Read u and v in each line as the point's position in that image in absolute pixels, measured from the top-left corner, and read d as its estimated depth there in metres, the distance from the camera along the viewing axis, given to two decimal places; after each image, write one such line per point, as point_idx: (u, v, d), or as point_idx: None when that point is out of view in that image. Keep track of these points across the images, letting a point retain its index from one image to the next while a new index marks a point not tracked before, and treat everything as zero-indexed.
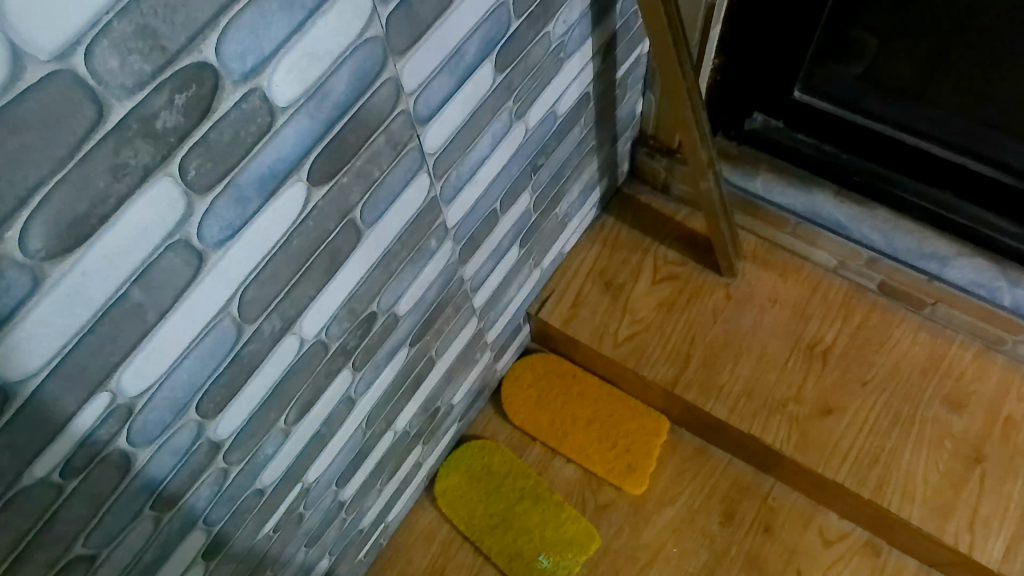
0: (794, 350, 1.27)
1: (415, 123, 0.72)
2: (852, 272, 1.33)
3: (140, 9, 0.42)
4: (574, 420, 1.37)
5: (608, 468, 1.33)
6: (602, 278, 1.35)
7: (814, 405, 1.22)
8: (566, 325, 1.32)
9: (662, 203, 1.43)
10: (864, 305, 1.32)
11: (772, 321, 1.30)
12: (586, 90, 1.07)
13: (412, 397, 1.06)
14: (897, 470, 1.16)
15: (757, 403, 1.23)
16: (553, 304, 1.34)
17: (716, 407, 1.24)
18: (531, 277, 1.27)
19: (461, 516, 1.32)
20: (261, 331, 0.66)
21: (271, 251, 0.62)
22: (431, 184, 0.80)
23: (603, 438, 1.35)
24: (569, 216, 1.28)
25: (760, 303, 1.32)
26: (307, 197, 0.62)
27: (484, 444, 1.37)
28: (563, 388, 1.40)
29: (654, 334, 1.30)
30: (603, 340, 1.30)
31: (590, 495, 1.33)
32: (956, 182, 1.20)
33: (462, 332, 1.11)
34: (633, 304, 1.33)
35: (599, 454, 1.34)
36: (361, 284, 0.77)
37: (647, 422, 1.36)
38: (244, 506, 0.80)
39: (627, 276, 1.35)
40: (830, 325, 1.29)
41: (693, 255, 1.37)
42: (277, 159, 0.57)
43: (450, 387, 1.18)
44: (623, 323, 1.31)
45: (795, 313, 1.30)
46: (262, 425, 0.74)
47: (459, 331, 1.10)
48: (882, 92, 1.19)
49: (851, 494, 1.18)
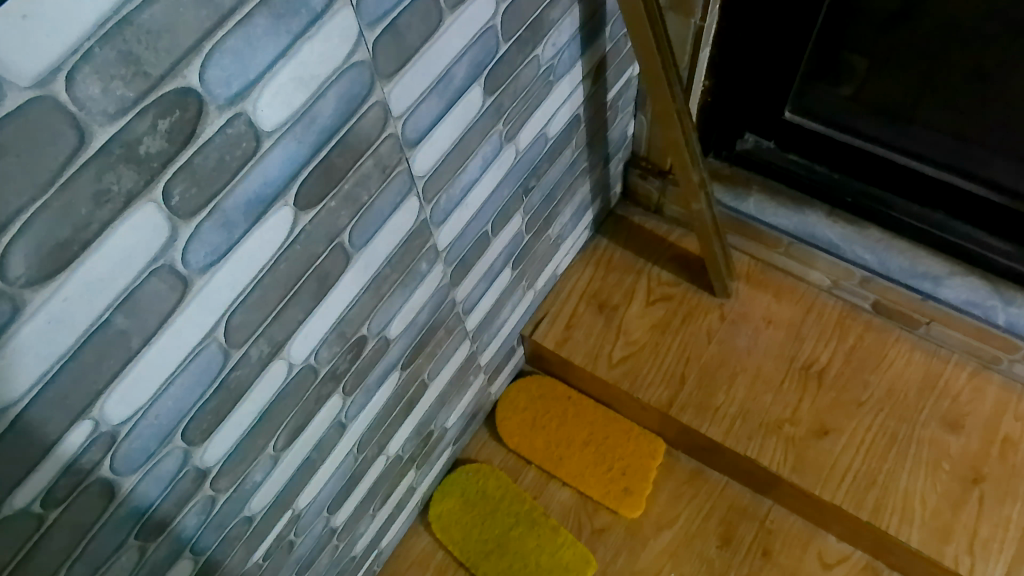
0: (789, 371, 1.26)
1: (404, 148, 0.72)
2: (846, 293, 1.32)
3: (123, 35, 0.42)
4: (569, 443, 1.36)
5: (604, 492, 1.31)
6: (595, 300, 1.34)
7: (810, 426, 1.21)
8: (560, 346, 1.31)
9: (656, 224, 1.42)
10: (858, 325, 1.31)
11: (767, 342, 1.29)
12: (577, 113, 1.08)
13: (405, 421, 1.05)
14: (894, 492, 1.16)
15: (751, 425, 1.22)
16: (547, 325, 1.33)
17: (713, 428, 1.22)
18: (525, 300, 1.26)
19: (455, 541, 1.30)
20: (248, 356, 0.65)
21: (258, 275, 0.61)
22: (421, 207, 0.80)
23: (599, 462, 1.34)
24: (563, 237, 1.28)
25: (753, 324, 1.31)
26: (294, 222, 0.62)
27: (481, 467, 1.36)
28: (559, 411, 1.39)
29: (648, 355, 1.29)
30: (597, 361, 1.29)
31: (586, 518, 1.32)
32: (948, 202, 1.20)
33: (455, 355, 1.11)
34: (627, 325, 1.32)
35: (595, 478, 1.33)
36: (352, 307, 0.77)
37: (641, 445, 1.35)
38: (233, 533, 0.78)
39: (621, 297, 1.34)
40: (826, 346, 1.28)
41: (686, 276, 1.36)
42: (264, 183, 0.57)
43: (444, 409, 1.18)
44: (617, 345, 1.30)
45: (789, 334, 1.30)
46: (251, 450, 0.73)
47: (452, 353, 1.09)
48: (872, 113, 1.20)
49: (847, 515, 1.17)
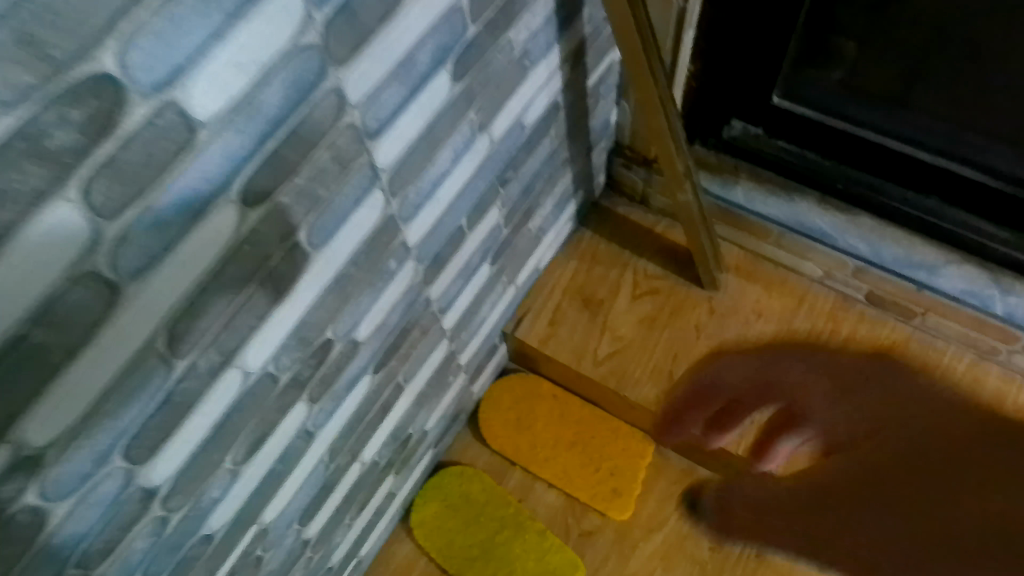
0: None
1: (364, 138, 0.67)
2: (839, 283, 1.29)
3: (17, 11, 0.37)
4: (556, 444, 1.31)
5: (592, 494, 1.27)
6: (580, 295, 1.29)
7: None
8: (544, 344, 1.26)
9: (641, 216, 1.37)
10: (852, 316, 1.28)
11: (758, 337, 1.24)
12: (555, 100, 1.03)
13: (380, 426, 1.00)
14: (894, 500, 1.17)
15: None
16: (530, 322, 1.27)
17: None
18: (505, 296, 1.21)
19: (438, 547, 1.26)
20: (196, 367, 0.60)
21: (202, 280, 0.56)
22: (387, 201, 0.75)
23: (586, 463, 1.29)
24: (544, 230, 1.23)
25: (744, 317, 1.26)
26: (240, 220, 0.57)
27: (464, 470, 1.32)
28: (544, 410, 1.34)
29: (635, 352, 1.24)
30: (583, 359, 1.24)
31: (573, 522, 1.27)
32: (943, 188, 1.15)
33: (432, 356, 1.06)
34: (613, 322, 1.26)
35: (583, 479, 1.28)
36: (314, 310, 0.72)
37: (630, 444, 1.30)
38: (190, 554, 0.73)
39: (606, 291, 1.29)
40: (819, 339, 1.24)
41: (674, 268, 1.30)
42: (202, 179, 0.52)
43: (423, 412, 1.13)
44: (602, 342, 1.25)
45: (781, 327, 1.25)
46: (206, 466, 0.68)
47: (429, 354, 1.04)
48: (864, 98, 1.15)
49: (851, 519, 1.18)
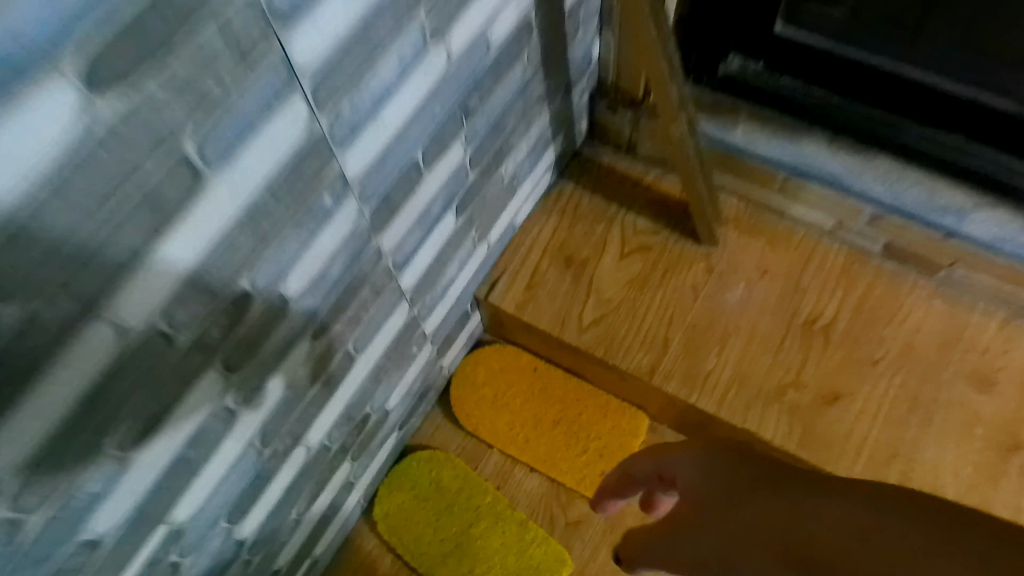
0: (789, 329, 1.06)
1: (272, 21, 0.50)
2: (852, 235, 1.12)
3: None
4: (537, 423, 1.17)
5: (578, 479, 1.13)
6: (561, 254, 1.14)
7: (817, 391, 1.02)
8: (521, 310, 1.10)
9: (628, 166, 1.21)
10: (867, 273, 1.10)
11: (762, 298, 1.08)
12: (526, 17, 0.87)
13: (327, 405, 0.85)
14: None
15: (749, 392, 1.03)
16: (505, 285, 1.12)
17: (701, 399, 1.03)
18: (476, 255, 1.06)
19: (406, 543, 1.11)
20: (38, 321, 0.44)
21: (28, 195, 0.40)
22: (313, 117, 0.59)
23: (572, 444, 1.15)
24: (519, 179, 1.08)
25: (745, 275, 1.10)
26: (86, 112, 0.41)
27: (434, 455, 1.17)
28: (524, 385, 1.19)
29: (625, 315, 1.08)
30: (564, 326, 1.09)
31: (559, 510, 1.13)
32: (971, 124, 0.98)
33: (388, 322, 0.90)
34: (599, 282, 1.11)
35: (568, 462, 1.15)
36: (218, 253, 0.56)
37: (620, 422, 1.16)
38: (69, 565, 0.58)
39: (591, 249, 1.14)
40: (834, 297, 1.08)
41: (666, 222, 1.15)
42: (12, 39, 0.35)
43: (382, 388, 0.98)
44: (587, 305, 1.09)
45: (788, 283, 1.09)
46: (76, 454, 0.53)
47: (385, 319, 0.89)
48: (879, 21, 0.97)
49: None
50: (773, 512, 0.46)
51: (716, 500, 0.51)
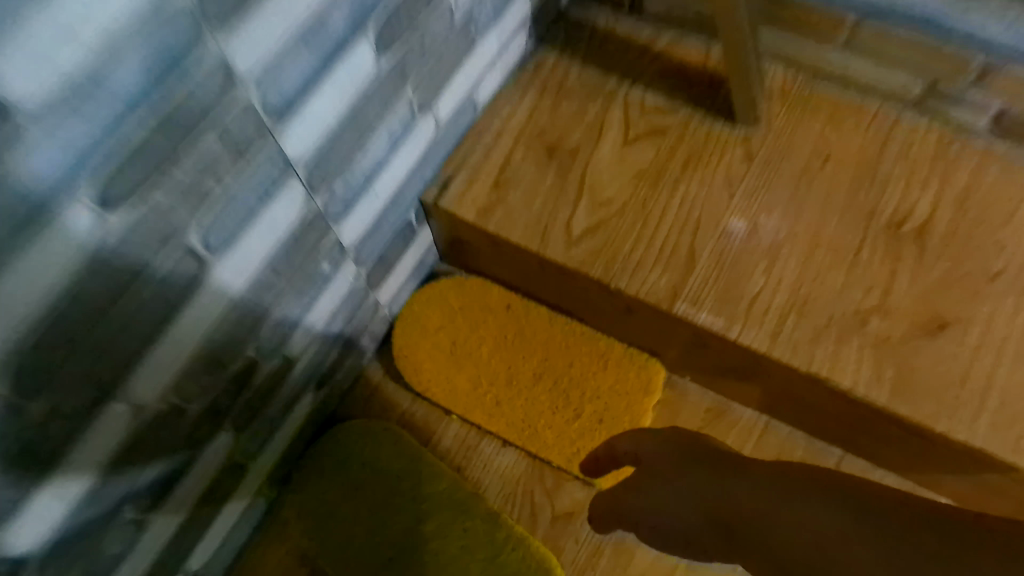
0: (867, 237, 0.74)
1: None
2: (953, 106, 0.77)
3: None
4: (513, 379, 0.86)
5: (569, 456, 0.83)
6: (541, 142, 0.80)
7: (911, 318, 0.71)
8: (487, 218, 0.78)
9: (629, 30, 0.86)
10: (974, 158, 0.77)
11: (824, 195, 0.76)
12: None
13: (163, 339, 0.53)
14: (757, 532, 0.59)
15: (816, 322, 0.71)
16: (463, 186, 0.79)
17: (750, 333, 0.71)
18: (422, 134, 0.72)
19: (330, 546, 0.80)
20: None
21: None
22: None
23: (561, 408, 0.84)
24: (479, 29, 0.73)
25: (799, 165, 0.78)
26: None
27: (370, 427, 0.84)
28: (493, 331, 0.87)
29: (631, 222, 0.76)
30: (547, 237, 0.76)
31: (543, 498, 0.83)
32: None
33: (269, 211, 0.57)
34: (594, 178, 0.78)
35: (556, 434, 0.84)
36: None
37: (626, 377, 0.84)
38: None
39: (583, 134, 0.81)
40: (931, 192, 0.75)
41: (685, 96, 0.82)
42: None
43: (273, 324, 0.65)
44: (577, 211, 0.77)
45: (859, 173, 0.77)
46: None
47: (262, 206, 0.56)
48: None
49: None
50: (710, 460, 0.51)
51: (677, 472, 0.51)
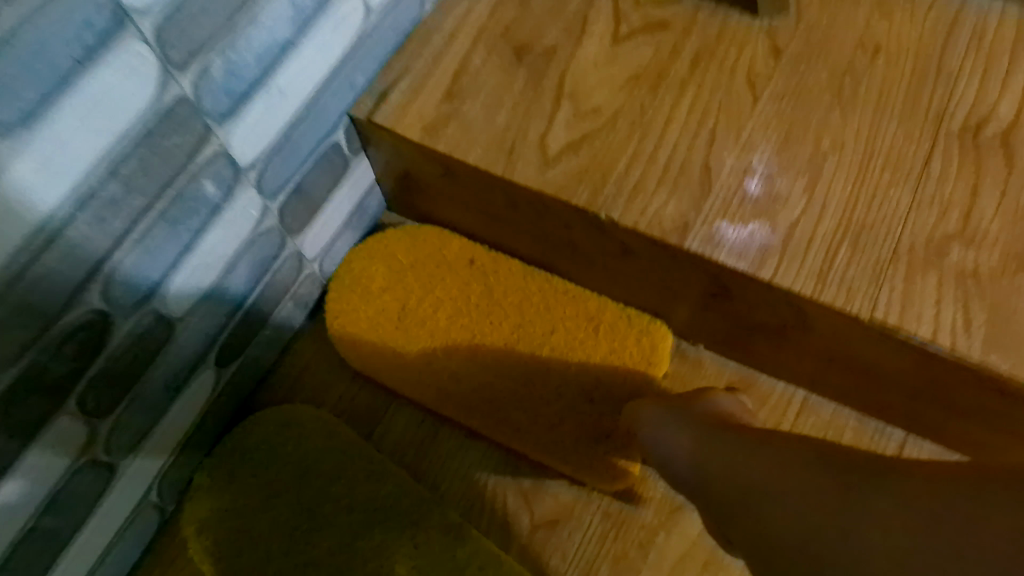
0: (937, 143, 0.56)
1: None
2: None
3: None
4: (477, 353, 0.67)
5: (549, 445, 0.64)
6: (507, 42, 0.62)
7: (1004, 247, 0.52)
8: (436, 135, 0.59)
9: None
10: None
11: (878, 93, 0.58)
12: None
13: None
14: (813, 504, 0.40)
15: (877, 254, 0.53)
16: (406, 96, 0.60)
17: (790, 270, 0.53)
18: (345, 16, 0.54)
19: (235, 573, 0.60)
20: None
21: None
22: None
23: (540, 385, 0.66)
24: None
25: (842, 58, 0.60)
26: None
27: (296, 415, 0.66)
28: (453, 292, 0.69)
29: (626, 136, 0.58)
30: (514, 157, 0.57)
31: (520, 501, 0.64)
32: None
33: (90, 82, 0.38)
34: (576, 83, 0.60)
35: (533, 418, 0.65)
36: None
37: (623, 345, 0.66)
38: None
39: (561, 31, 0.62)
40: (1014, 86, 0.58)
41: None
42: None
43: (128, 262, 0.46)
44: (555, 123, 0.59)
45: (921, 67, 0.59)
46: None
47: (86, 71, 0.37)
48: None
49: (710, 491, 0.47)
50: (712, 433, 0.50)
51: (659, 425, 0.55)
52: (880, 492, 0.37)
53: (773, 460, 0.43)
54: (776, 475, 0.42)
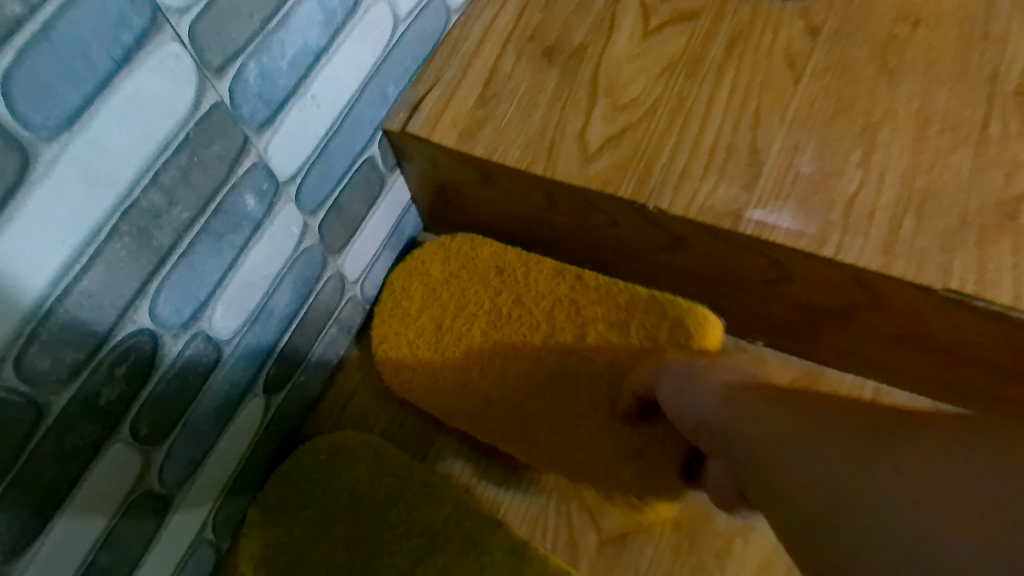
0: (994, 101, 0.54)
1: None
2: None
3: None
4: (528, 368, 0.65)
5: (576, 470, 0.62)
6: (536, 44, 0.61)
7: None
8: (472, 139, 0.58)
9: None
10: None
11: (925, 62, 0.56)
12: None
13: None
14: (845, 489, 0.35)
15: (945, 222, 0.50)
16: (440, 105, 0.60)
17: (854, 245, 0.50)
18: (369, 17, 0.52)
19: None
20: None
21: None
22: None
23: (579, 405, 0.63)
24: None
25: (882, 30, 0.58)
26: None
27: (347, 441, 0.63)
28: (485, 304, 0.66)
29: (666, 125, 0.56)
30: (553, 154, 0.56)
31: (583, 518, 0.61)
32: None
33: (124, 85, 0.37)
34: (611, 78, 0.59)
35: (571, 439, 0.63)
36: None
37: (657, 341, 0.62)
38: None
39: (589, 30, 0.62)
40: None
41: None
42: None
43: (177, 278, 0.44)
44: (592, 118, 0.57)
45: (966, 33, 0.57)
46: None
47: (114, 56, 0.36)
48: None
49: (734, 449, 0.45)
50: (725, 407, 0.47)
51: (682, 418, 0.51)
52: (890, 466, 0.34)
53: (794, 421, 0.40)
54: (791, 429, 0.40)
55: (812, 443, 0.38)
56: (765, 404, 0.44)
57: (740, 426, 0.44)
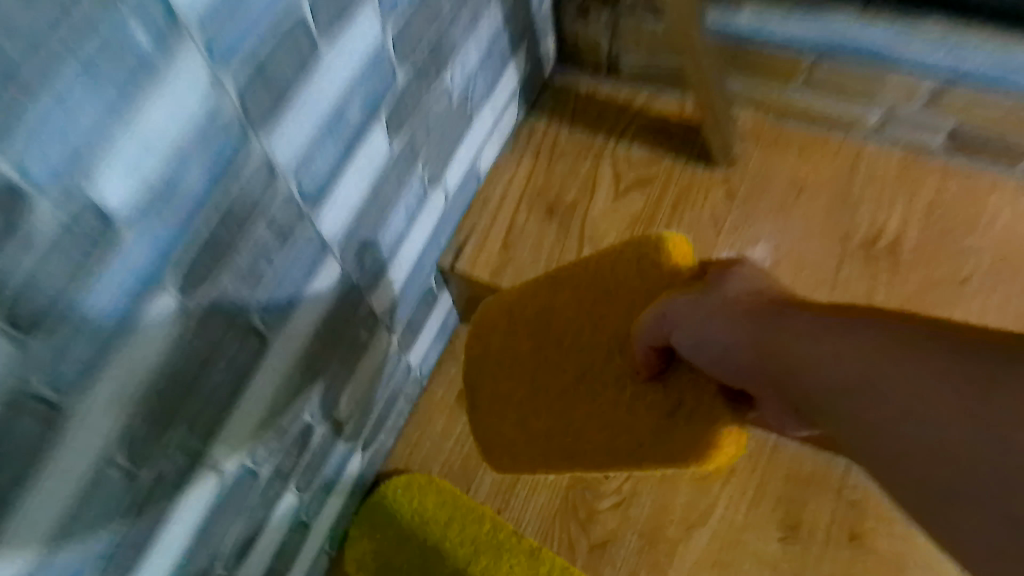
0: (845, 254, 0.83)
1: None
2: (905, 129, 0.86)
3: None
4: None
5: (654, 433, 0.68)
6: (542, 201, 0.89)
7: None
8: (499, 276, 0.86)
9: (612, 91, 0.95)
10: (932, 175, 0.86)
11: (804, 223, 0.85)
12: None
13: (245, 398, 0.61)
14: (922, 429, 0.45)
15: None
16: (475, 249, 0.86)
17: None
18: (431, 204, 0.80)
19: None
20: None
21: None
22: None
23: (609, 380, 0.73)
24: (473, 102, 0.81)
25: (777, 197, 0.86)
26: None
27: (414, 478, 0.92)
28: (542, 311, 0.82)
29: None
30: None
31: (578, 529, 0.89)
32: None
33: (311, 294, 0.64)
34: (592, 228, 0.87)
35: (625, 416, 0.70)
36: None
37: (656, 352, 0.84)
38: None
39: (579, 189, 0.89)
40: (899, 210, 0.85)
41: (665, 146, 0.90)
42: None
43: (325, 390, 0.73)
44: None
45: (834, 198, 0.85)
46: None
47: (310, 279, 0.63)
48: None
49: (781, 389, 0.54)
50: (788, 346, 0.54)
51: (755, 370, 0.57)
52: (929, 380, 0.45)
53: (825, 350, 0.51)
54: (846, 354, 0.49)
55: (835, 359, 0.50)
56: (802, 323, 0.54)
57: (772, 354, 0.54)
